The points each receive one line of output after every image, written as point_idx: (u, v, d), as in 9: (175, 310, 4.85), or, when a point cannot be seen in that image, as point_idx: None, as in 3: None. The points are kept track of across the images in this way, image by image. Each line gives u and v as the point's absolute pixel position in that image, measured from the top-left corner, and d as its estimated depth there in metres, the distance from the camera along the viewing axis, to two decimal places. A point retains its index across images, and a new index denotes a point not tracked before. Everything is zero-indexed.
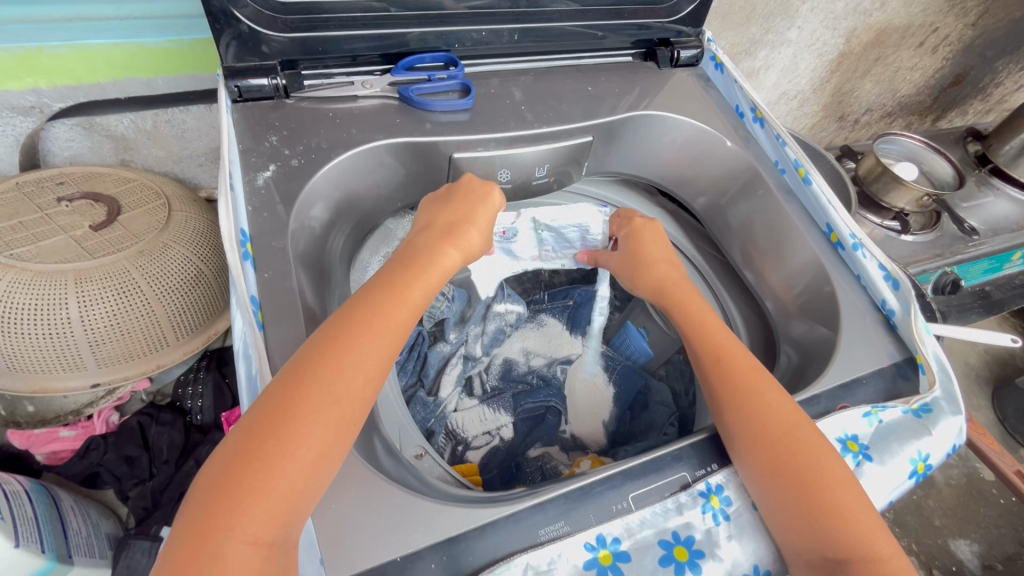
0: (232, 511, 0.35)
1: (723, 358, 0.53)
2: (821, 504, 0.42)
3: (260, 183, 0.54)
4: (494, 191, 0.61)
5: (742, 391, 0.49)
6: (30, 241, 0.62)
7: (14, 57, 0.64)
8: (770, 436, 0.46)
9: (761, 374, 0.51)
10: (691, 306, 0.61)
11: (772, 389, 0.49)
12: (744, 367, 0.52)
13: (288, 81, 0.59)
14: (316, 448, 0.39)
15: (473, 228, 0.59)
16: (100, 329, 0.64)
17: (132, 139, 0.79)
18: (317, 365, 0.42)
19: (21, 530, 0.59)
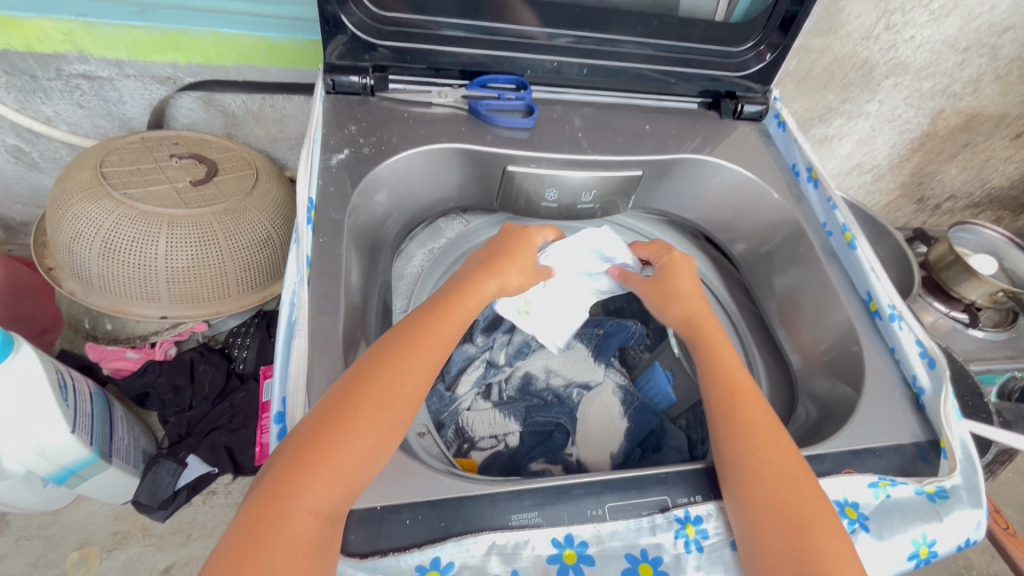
0: (299, 482, 0.39)
1: (737, 397, 0.53)
2: (809, 551, 0.41)
3: (333, 163, 0.60)
4: (528, 234, 0.68)
5: (746, 429, 0.49)
6: (141, 185, 0.73)
7: (164, 35, 0.77)
8: (771, 476, 0.45)
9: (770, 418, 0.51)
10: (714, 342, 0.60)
11: (779, 433, 0.49)
12: (758, 408, 0.52)
13: (375, 82, 0.66)
14: (373, 436, 0.42)
15: (511, 263, 0.63)
16: (178, 270, 0.72)
17: (240, 116, 0.91)
18: (377, 366, 0.46)
19: (78, 420, 0.69)
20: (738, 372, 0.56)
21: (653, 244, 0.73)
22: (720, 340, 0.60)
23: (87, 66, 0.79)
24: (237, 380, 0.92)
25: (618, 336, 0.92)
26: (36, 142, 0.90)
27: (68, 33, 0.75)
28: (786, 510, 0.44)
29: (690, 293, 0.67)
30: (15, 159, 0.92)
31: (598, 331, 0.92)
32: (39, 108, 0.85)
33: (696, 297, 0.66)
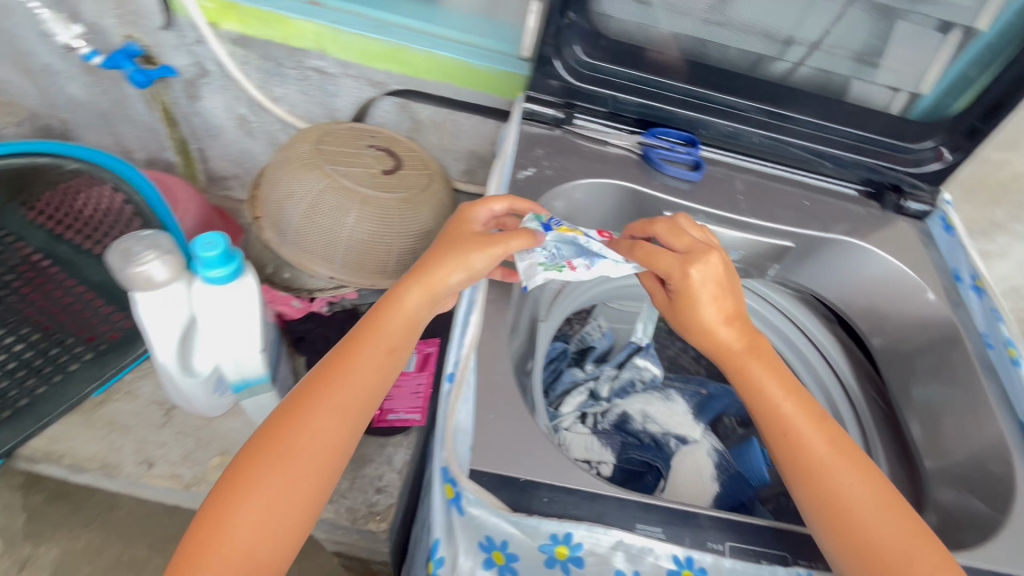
0: (201, 553, 0.47)
1: (806, 453, 0.52)
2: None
3: (520, 178, 0.68)
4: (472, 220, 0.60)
5: (813, 470, 0.51)
6: (346, 165, 0.84)
7: (390, 48, 0.91)
8: (845, 518, 0.49)
9: (846, 461, 0.52)
10: (763, 385, 0.55)
11: (857, 474, 0.51)
12: (834, 457, 0.52)
13: (564, 116, 0.75)
14: (267, 497, 0.48)
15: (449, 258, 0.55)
16: (358, 241, 0.81)
17: (424, 124, 1.03)
18: (273, 430, 0.51)
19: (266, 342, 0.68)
20: (803, 423, 0.53)
21: (659, 256, 0.57)
22: (768, 372, 0.56)
23: (322, 63, 0.95)
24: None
25: (721, 401, 0.97)
26: (260, 115, 1.07)
27: (319, 34, 0.91)
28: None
29: (714, 321, 0.57)
30: (238, 125, 1.10)
31: (702, 392, 0.97)
32: (272, 90, 1.02)
33: (721, 327, 0.57)
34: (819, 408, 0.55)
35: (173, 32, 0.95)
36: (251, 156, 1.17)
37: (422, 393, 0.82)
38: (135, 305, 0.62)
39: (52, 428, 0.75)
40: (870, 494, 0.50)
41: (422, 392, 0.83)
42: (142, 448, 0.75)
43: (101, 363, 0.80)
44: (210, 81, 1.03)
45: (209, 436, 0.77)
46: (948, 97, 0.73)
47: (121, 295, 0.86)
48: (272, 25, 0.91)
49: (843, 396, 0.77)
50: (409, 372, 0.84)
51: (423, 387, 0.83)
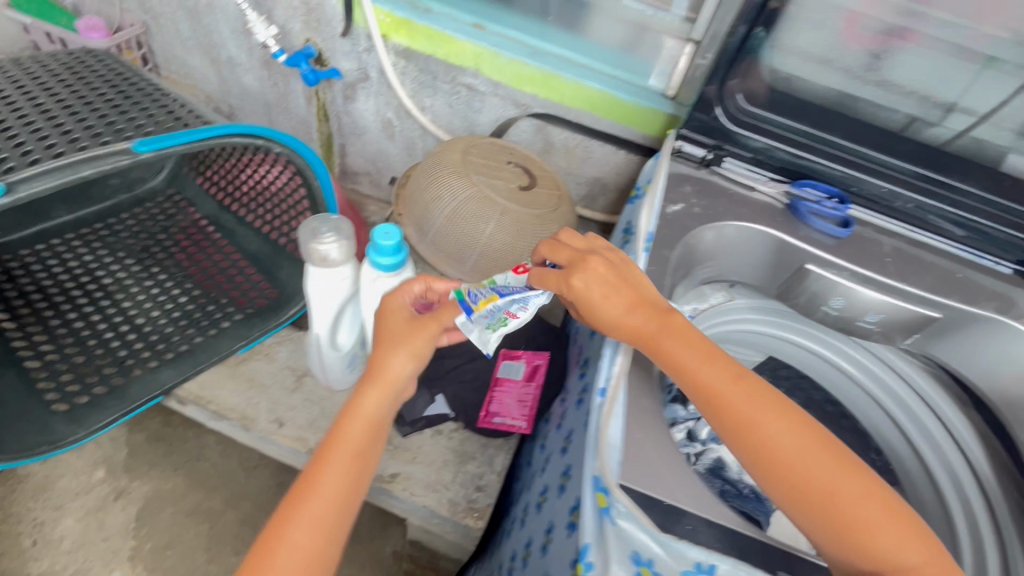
0: None
1: (755, 430, 0.51)
2: (846, 528, 0.48)
3: (670, 212, 0.70)
4: (399, 307, 0.60)
5: (755, 428, 0.51)
6: (489, 176, 0.90)
7: (542, 74, 0.96)
8: (787, 472, 0.50)
9: (786, 423, 0.52)
10: (690, 365, 0.53)
11: (799, 434, 0.51)
12: (764, 422, 0.51)
13: (714, 157, 0.77)
14: None
15: (397, 357, 0.56)
16: (492, 249, 0.86)
17: (556, 147, 1.08)
18: (261, 547, 0.50)
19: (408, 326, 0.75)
20: (736, 398, 0.52)
21: (551, 275, 0.57)
22: (682, 346, 0.54)
23: (475, 81, 1.02)
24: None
25: None
26: (404, 120, 1.16)
27: (478, 55, 0.98)
28: (877, 552, 0.47)
29: (618, 312, 0.56)
30: (382, 128, 1.20)
31: None
32: (422, 100, 1.11)
33: (627, 318, 0.55)
34: (741, 367, 0.54)
35: (348, 39, 1.05)
36: (386, 157, 1.26)
37: (529, 403, 0.82)
38: (307, 279, 0.68)
39: (203, 376, 0.83)
40: (812, 454, 0.50)
41: (529, 401, 0.83)
42: (274, 408, 0.81)
43: (249, 325, 0.88)
44: (368, 86, 1.12)
45: (333, 407, 0.83)
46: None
47: (269, 266, 0.95)
48: (438, 42, 0.99)
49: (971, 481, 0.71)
50: (517, 380, 0.84)
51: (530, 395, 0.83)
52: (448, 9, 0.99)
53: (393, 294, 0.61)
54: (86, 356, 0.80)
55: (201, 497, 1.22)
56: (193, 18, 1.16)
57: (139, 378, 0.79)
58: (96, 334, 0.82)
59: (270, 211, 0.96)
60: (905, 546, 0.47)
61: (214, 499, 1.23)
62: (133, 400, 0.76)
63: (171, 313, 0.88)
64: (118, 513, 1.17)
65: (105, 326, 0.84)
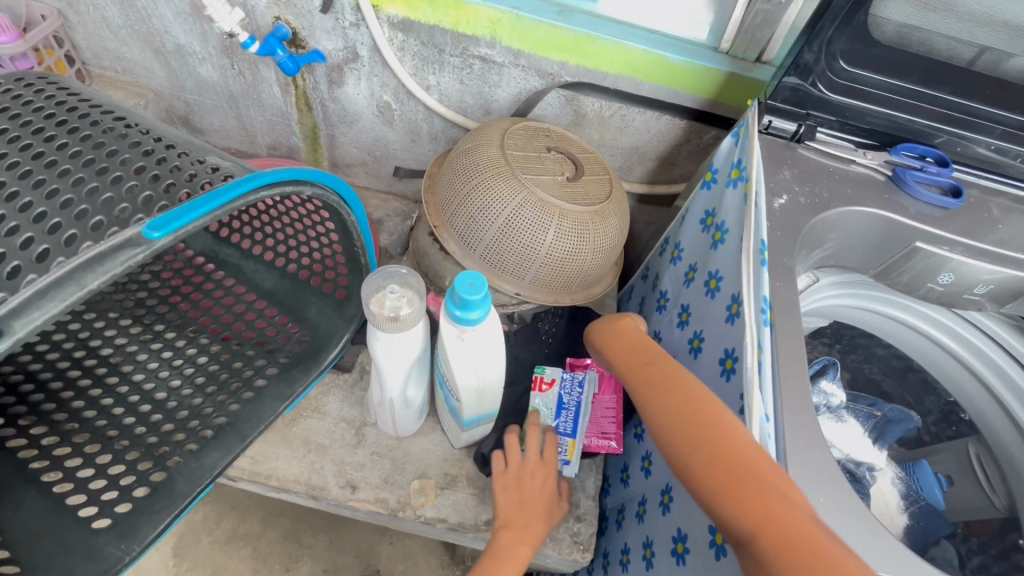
0: None
1: (656, 392, 0.54)
2: (706, 469, 0.46)
3: (775, 207, 0.61)
4: (540, 472, 0.70)
5: (653, 386, 0.54)
6: (533, 172, 0.78)
7: (575, 38, 0.82)
8: (671, 416, 0.51)
9: (681, 386, 0.53)
10: (621, 351, 0.62)
11: (692, 395, 0.51)
12: (667, 382, 0.54)
13: (805, 131, 0.67)
14: None
15: (539, 520, 0.67)
16: (553, 258, 0.76)
17: (587, 119, 0.95)
18: None
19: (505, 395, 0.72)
20: (652, 368, 0.56)
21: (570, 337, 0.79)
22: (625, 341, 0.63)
23: (491, 51, 0.87)
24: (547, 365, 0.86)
25: (900, 424, 0.91)
26: (405, 103, 1.00)
27: (495, 21, 0.82)
28: (727, 498, 0.44)
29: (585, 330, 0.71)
30: (379, 113, 1.04)
31: (876, 413, 0.91)
32: (426, 77, 0.95)
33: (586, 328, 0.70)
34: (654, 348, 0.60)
35: (330, 15, 0.87)
36: (384, 144, 1.10)
37: (615, 417, 0.77)
38: (373, 342, 0.57)
39: (253, 447, 0.73)
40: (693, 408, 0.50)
41: (614, 415, 0.77)
42: (342, 470, 0.74)
43: (288, 379, 0.77)
44: (357, 67, 0.95)
45: (405, 458, 0.75)
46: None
47: (292, 304, 0.83)
48: (444, 9, 0.83)
49: None
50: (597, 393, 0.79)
51: (613, 409, 0.78)
52: None
53: (532, 449, 0.71)
54: (110, 454, 0.66)
55: (236, 522, 1.15)
56: (122, 2, 0.94)
57: (182, 467, 0.67)
58: (115, 423, 0.69)
59: (275, 233, 0.83)
60: (745, 501, 0.43)
61: (250, 521, 1.15)
62: (184, 497, 0.65)
63: (194, 380, 0.75)
64: (152, 555, 1.09)
65: (122, 410, 0.70)
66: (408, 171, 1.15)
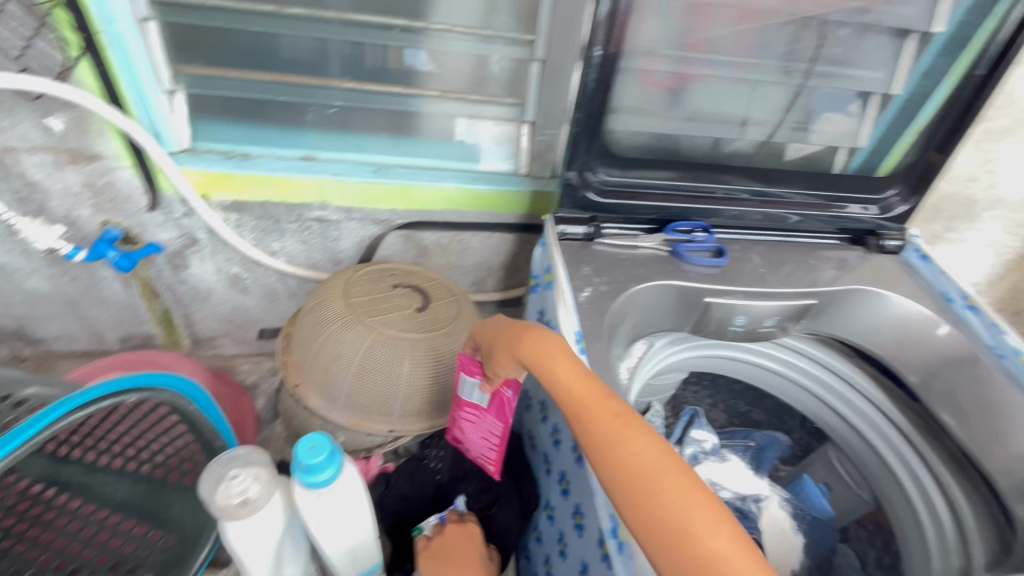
0: None
1: (618, 446, 0.46)
2: (679, 539, 0.40)
3: (582, 300, 0.71)
4: (463, 528, 0.74)
5: (605, 436, 0.47)
6: (381, 312, 0.83)
7: (395, 189, 0.93)
8: (630, 468, 0.44)
9: (620, 441, 0.46)
10: (567, 386, 0.52)
11: (647, 455, 0.45)
12: (609, 428, 0.48)
13: (594, 231, 0.80)
14: None
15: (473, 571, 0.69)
16: (415, 388, 0.79)
17: (429, 249, 1.05)
18: None
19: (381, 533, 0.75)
20: (598, 411, 0.49)
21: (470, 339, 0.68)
22: (562, 371, 0.54)
23: (323, 212, 0.95)
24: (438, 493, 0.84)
25: (771, 448, 1.01)
26: (254, 270, 1.03)
27: (320, 188, 0.91)
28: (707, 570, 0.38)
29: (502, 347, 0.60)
30: (231, 284, 1.06)
31: (750, 444, 1.01)
32: (269, 244, 1.00)
33: (502, 350, 0.60)
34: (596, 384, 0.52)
35: (160, 210, 0.91)
36: (244, 311, 1.11)
37: (495, 446, 0.69)
38: (224, 536, 0.55)
39: None
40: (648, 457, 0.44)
41: (495, 445, 0.69)
42: None
43: None
44: (198, 249, 0.98)
45: None
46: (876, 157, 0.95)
47: (152, 509, 0.77)
48: (269, 186, 0.90)
49: (886, 423, 0.89)
50: (484, 406, 0.68)
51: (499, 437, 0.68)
52: (268, 150, 0.90)
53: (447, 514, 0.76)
54: None
55: None
56: None
57: None
58: None
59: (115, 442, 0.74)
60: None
61: None
62: None
63: None
64: None
65: None
66: (274, 329, 1.16)
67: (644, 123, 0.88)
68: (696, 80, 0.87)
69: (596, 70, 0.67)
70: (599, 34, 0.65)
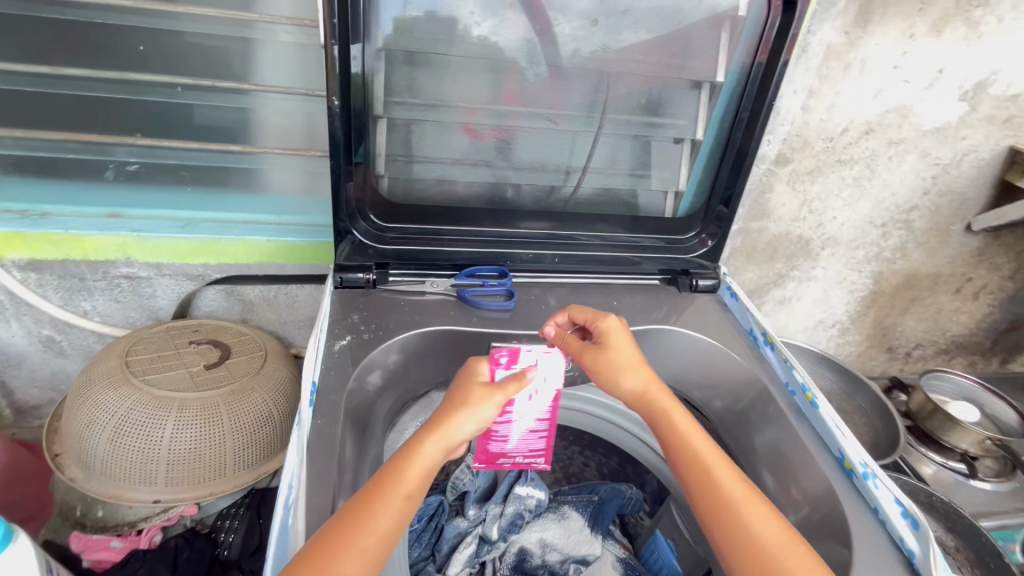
0: None
1: (715, 484, 0.57)
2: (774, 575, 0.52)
3: (336, 349, 0.69)
4: (463, 398, 0.60)
5: (714, 480, 0.57)
6: (159, 370, 0.79)
7: (203, 244, 0.93)
8: (726, 507, 0.56)
9: (708, 473, 0.58)
10: (687, 434, 0.61)
11: (745, 502, 0.56)
12: (714, 476, 0.58)
13: (377, 276, 0.79)
14: None
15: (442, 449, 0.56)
16: (181, 451, 0.74)
17: (256, 304, 1.03)
18: None
19: None
20: (715, 459, 0.59)
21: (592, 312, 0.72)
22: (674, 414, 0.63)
23: (131, 269, 0.93)
24: (218, 569, 0.80)
25: (613, 503, 0.95)
26: (68, 332, 0.99)
27: (122, 245, 0.90)
28: None
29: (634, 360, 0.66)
30: (45, 348, 1.00)
31: (592, 498, 0.96)
32: (78, 304, 0.96)
33: (617, 370, 0.65)
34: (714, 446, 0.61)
35: None
36: (65, 376, 1.05)
37: (544, 433, 0.73)
38: None
39: None
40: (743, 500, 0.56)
41: (543, 432, 0.73)
42: None
43: None
44: (0, 311, 0.94)
45: None
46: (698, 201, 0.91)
47: None
48: (67, 245, 0.88)
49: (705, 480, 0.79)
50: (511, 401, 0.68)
51: (546, 422, 0.72)
52: (68, 207, 0.88)
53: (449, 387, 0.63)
54: None
55: None
56: None
57: None
58: None
59: None
60: None
61: None
62: None
63: None
64: None
65: None
66: None
67: (451, 173, 0.84)
68: (522, 133, 0.83)
69: (340, 118, 0.69)
70: (334, 85, 0.66)
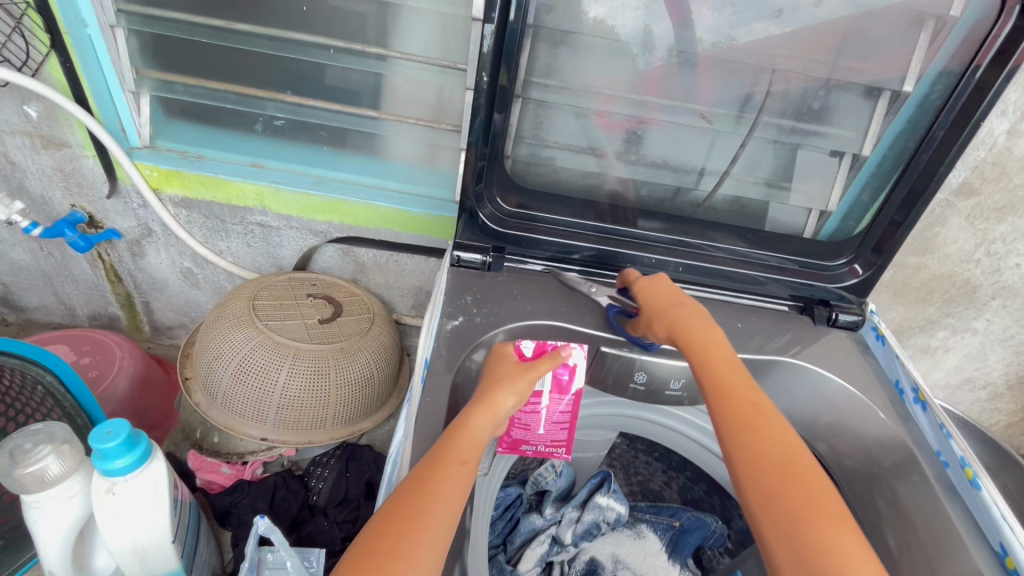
0: None
1: (757, 432, 0.54)
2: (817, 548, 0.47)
3: (447, 328, 0.68)
4: (505, 368, 0.63)
5: (754, 429, 0.54)
6: (281, 318, 0.83)
7: (329, 202, 0.95)
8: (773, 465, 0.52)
9: (759, 424, 0.54)
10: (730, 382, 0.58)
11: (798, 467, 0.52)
12: (756, 427, 0.54)
13: (493, 260, 0.78)
14: None
15: (485, 414, 0.57)
16: (291, 398, 0.79)
17: (368, 266, 1.06)
18: None
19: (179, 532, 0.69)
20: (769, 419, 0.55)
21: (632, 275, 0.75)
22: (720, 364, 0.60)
23: (265, 218, 0.99)
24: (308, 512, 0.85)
25: (696, 532, 0.88)
26: (204, 267, 1.08)
27: (260, 194, 0.95)
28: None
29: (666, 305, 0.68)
30: (184, 277, 1.11)
31: (674, 523, 0.89)
32: (217, 244, 1.04)
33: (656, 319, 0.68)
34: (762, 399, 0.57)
35: (118, 199, 0.98)
36: (196, 305, 1.16)
37: (566, 424, 0.72)
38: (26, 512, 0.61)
39: None
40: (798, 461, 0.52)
41: (565, 423, 0.72)
42: None
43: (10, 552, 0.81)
44: (154, 240, 1.04)
45: None
46: (847, 221, 0.82)
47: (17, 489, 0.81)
48: (214, 187, 0.94)
49: None
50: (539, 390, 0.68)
51: (567, 414, 0.71)
52: (220, 153, 0.95)
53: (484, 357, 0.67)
54: None
55: None
56: None
57: None
58: None
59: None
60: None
61: None
62: None
63: None
64: None
65: None
66: None
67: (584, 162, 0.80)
68: (652, 124, 0.77)
69: (485, 95, 0.66)
70: (486, 60, 0.64)
